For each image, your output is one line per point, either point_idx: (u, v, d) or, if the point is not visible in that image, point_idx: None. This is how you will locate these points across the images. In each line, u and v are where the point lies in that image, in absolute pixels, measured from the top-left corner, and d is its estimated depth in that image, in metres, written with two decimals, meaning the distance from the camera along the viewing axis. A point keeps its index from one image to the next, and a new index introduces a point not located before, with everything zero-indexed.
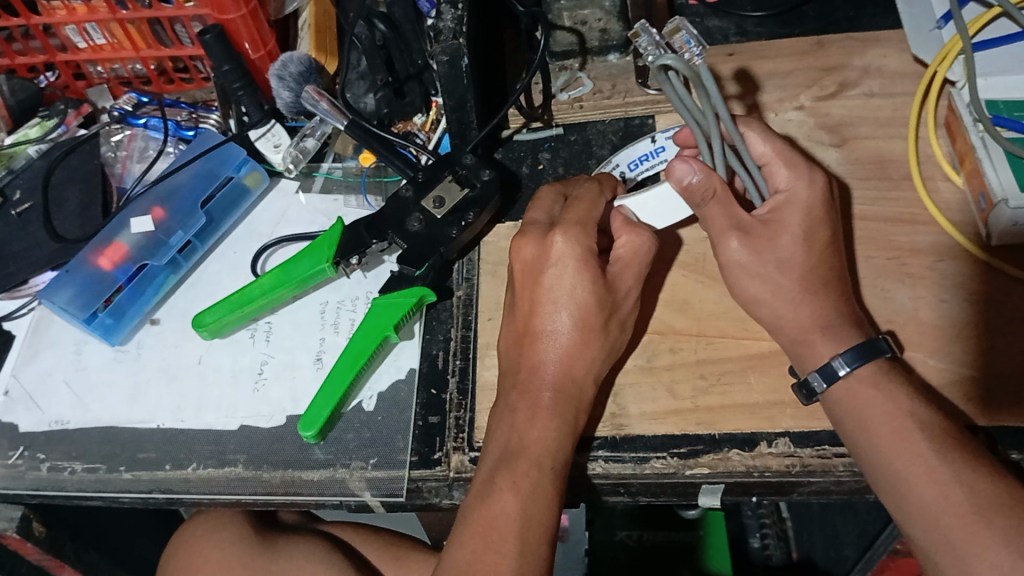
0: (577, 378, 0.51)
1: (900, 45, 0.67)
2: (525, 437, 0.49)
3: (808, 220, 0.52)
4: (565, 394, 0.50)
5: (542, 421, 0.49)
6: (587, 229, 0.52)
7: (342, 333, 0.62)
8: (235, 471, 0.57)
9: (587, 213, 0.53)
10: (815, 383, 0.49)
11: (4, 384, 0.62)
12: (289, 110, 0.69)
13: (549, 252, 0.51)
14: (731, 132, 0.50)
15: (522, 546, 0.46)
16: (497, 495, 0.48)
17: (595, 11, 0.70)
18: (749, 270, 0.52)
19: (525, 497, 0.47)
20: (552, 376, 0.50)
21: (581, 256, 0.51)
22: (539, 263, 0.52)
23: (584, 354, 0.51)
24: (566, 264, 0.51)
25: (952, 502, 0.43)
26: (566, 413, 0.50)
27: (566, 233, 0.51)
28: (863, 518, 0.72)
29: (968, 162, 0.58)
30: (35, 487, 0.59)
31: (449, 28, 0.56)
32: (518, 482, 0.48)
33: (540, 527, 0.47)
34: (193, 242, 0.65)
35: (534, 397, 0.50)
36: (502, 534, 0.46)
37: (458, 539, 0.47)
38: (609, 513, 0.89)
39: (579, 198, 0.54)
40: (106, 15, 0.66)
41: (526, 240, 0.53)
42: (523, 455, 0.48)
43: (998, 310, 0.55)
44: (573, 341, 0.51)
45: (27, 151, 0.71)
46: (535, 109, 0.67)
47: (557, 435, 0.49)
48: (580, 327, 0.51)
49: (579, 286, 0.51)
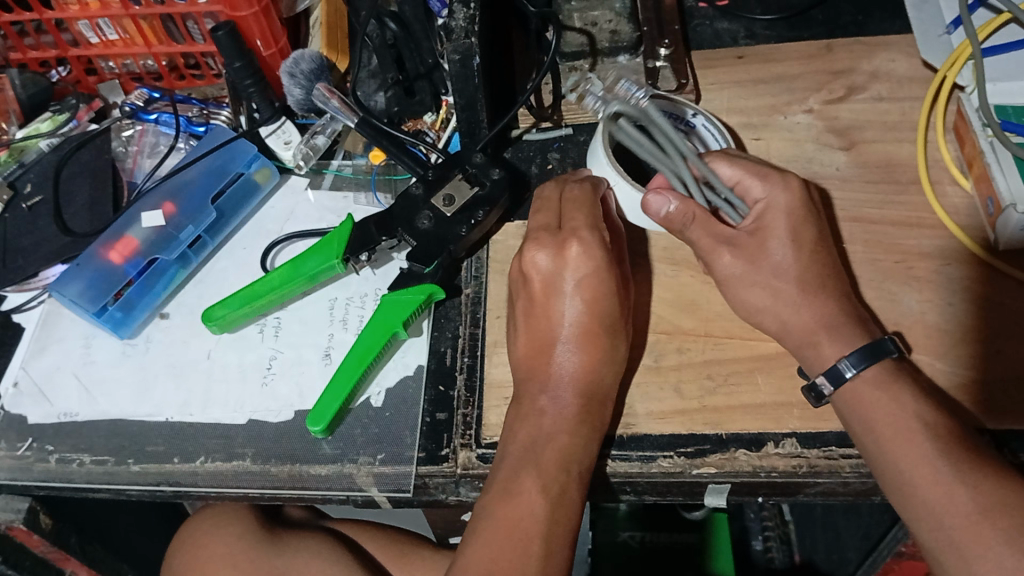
0: (596, 379, 0.51)
1: (908, 49, 0.68)
2: (547, 437, 0.49)
3: (790, 222, 0.52)
4: (589, 395, 0.51)
5: (570, 424, 0.50)
6: (602, 233, 0.53)
7: (350, 329, 0.62)
8: (242, 465, 0.57)
9: (592, 214, 0.54)
10: (824, 388, 0.50)
11: (12, 377, 0.63)
12: (300, 107, 0.69)
13: (569, 263, 0.52)
14: (700, 169, 0.55)
15: (545, 549, 0.46)
16: (514, 495, 0.48)
17: (605, 12, 0.70)
18: (746, 283, 0.52)
19: (551, 499, 0.48)
20: (576, 382, 0.51)
21: (601, 262, 0.52)
22: (560, 272, 0.52)
23: (606, 355, 0.52)
24: (587, 273, 0.52)
25: (957, 505, 0.43)
26: (594, 418, 0.51)
27: (583, 242, 0.52)
28: (867, 522, 0.72)
29: (975, 166, 0.59)
30: (42, 479, 0.58)
31: (461, 27, 0.56)
32: (548, 485, 0.48)
33: (563, 527, 0.48)
34: (202, 237, 0.66)
35: (561, 402, 0.51)
36: (528, 534, 0.46)
37: (479, 535, 0.47)
38: (612, 515, 0.89)
39: (577, 200, 0.54)
40: (119, 11, 0.67)
41: (545, 249, 0.53)
42: (546, 459, 0.49)
43: (1002, 314, 0.55)
44: (594, 346, 0.51)
45: (38, 145, 0.71)
46: (545, 109, 0.68)
47: (583, 441, 0.50)
48: (601, 330, 0.52)
49: (602, 290, 0.52)
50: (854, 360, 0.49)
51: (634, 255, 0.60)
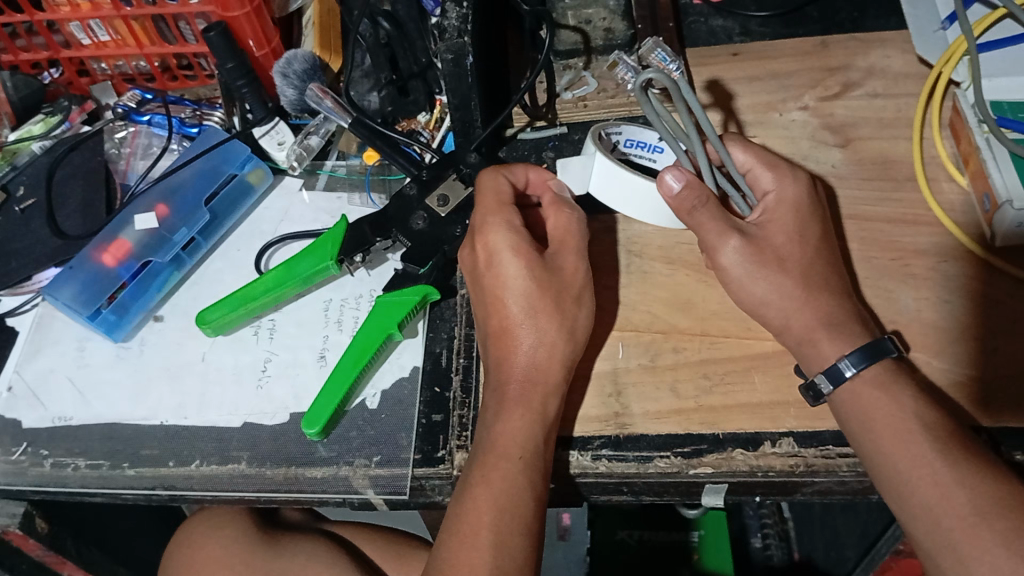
0: (542, 365, 0.50)
1: (903, 46, 0.67)
2: (492, 430, 0.49)
3: (793, 218, 0.53)
4: (531, 382, 0.50)
5: (507, 411, 0.49)
6: (508, 216, 0.53)
7: (346, 331, 0.62)
8: (238, 468, 0.56)
9: (500, 197, 0.54)
10: (822, 385, 0.49)
11: (6, 381, 0.62)
12: (292, 107, 0.69)
13: (481, 252, 0.53)
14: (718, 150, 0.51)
15: (497, 537, 0.45)
16: (470, 496, 0.47)
17: (599, 9, 0.68)
18: (750, 275, 0.51)
19: (514, 492, 0.47)
20: (516, 370, 0.51)
21: (514, 243, 0.52)
22: (480, 261, 0.53)
23: (543, 335, 0.51)
24: (499, 258, 0.52)
25: (954, 504, 0.43)
26: (533, 401, 0.50)
27: (493, 227, 0.52)
28: (864, 520, 0.72)
29: (972, 163, 0.59)
30: (37, 483, 0.58)
31: (454, 27, 0.56)
32: (489, 475, 0.47)
33: (514, 517, 0.46)
34: (196, 239, 0.65)
35: (500, 390, 0.51)
36: (475, 527, 0.46)
37: (440, 537, 0.48)
38: (609, 514, 0.89)
39: (484, 187, 0.54)
40: (110, 12, 0.66)
41: (466, 244, 0.54)
42: (488, 451, 0.49)
43: (999, 311, 0.55)
44: (529, 328, 0.51)
45: (31, 147, 0.71)
46: (539, 108, 0.67)
47: (524, 424, 0.49)
48: (530, 311, 0.51)
49: (519, 271, 0.51)
50: (854, 360, 0.48)
51: (630, 255, 0.60)
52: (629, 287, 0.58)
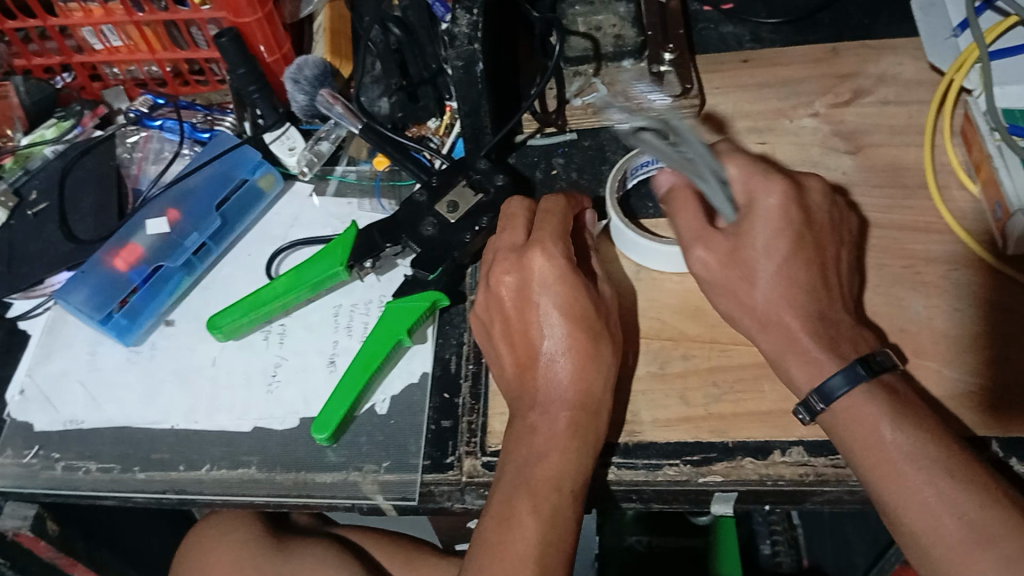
0: (595, 394, 0.50)
1: (915, 53, 0.67)
2: (542, 461, 0.48)
3: (790, 235, 0.51)
4: (585, 411, 0.50)
5: (562, 443, 0.49)
6: (566, 244, 0.53)
7: (355, 337, 0.62)
8: (248, 472, 0.57)
9: (559, 227, 0.53)
10: (801, 415, 0.50)
11: (18, 384, 0.63)
12: (303, 113, 0.69)
13: (532, 276, 0.52)
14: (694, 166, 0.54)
15: (539, 568, 0.46)
16: (516, 520, 0.47)
17: (609, 16, 0.70)
18: (731, 294, 0.52)
19: (546, 521, 0.47)
20: (568, 394, 0.50)
21: (562, 269, 0.52)
22: (527, 287, 0.52)
23: (596, 361, 0.51)
24: (552, 283, 0.52)
25: (946, 524, 0.43)
26: (587, 433, 0.50)
27: (543, 252, 0.52)
28: (875, 528, 0.71)
29: (983, 170, 0.58)
30: (48, 486, 0.59)
31: (464, 34, 0.55)
32: (539, 505, 0.48)
33: (556, 549, 0.47)
34: (207, 244, 0.66)
35: (550, 417, 0.50)
36: (519, 557, 0.46)
37: (477, 561, 0.48)
38: (619, 520, 0.87)
39: (547, 213, 0.54)
40: (123, 18, 0.67)
41: (507, 269, 0.53)
42: (536, 479, 0.48)
43: (1010, 320, 0.54)
44: (580, 355, 0.50)
45: (43, 151, 0.71)
46: (549, 115, 0.67)
47: (575, 456, 0.49)
48: (583, 337, 0.51)
49: (573, 297, 0.51)
50: (823, 393, 0.48)
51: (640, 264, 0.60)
52: (638, 294, 0.58)
